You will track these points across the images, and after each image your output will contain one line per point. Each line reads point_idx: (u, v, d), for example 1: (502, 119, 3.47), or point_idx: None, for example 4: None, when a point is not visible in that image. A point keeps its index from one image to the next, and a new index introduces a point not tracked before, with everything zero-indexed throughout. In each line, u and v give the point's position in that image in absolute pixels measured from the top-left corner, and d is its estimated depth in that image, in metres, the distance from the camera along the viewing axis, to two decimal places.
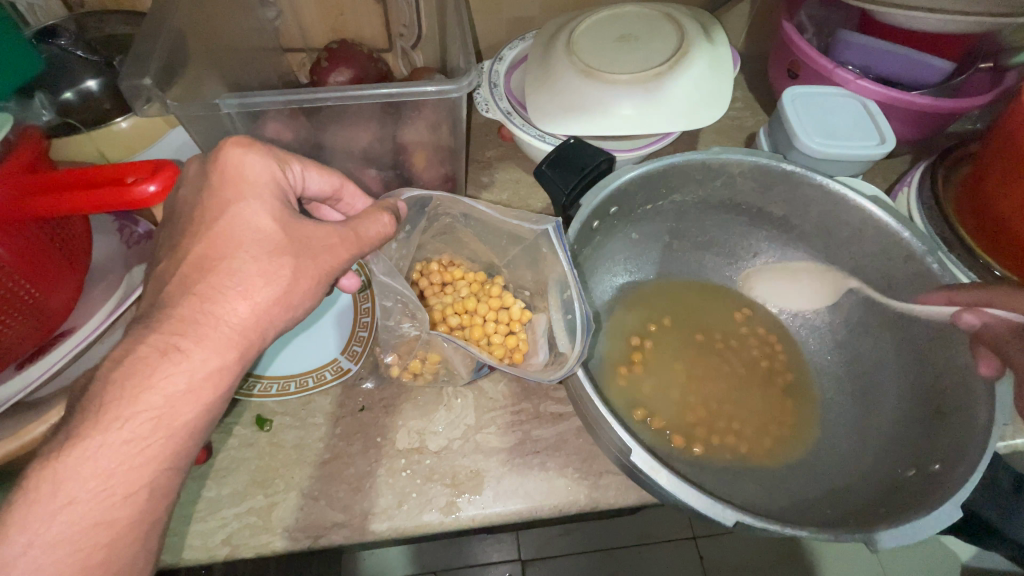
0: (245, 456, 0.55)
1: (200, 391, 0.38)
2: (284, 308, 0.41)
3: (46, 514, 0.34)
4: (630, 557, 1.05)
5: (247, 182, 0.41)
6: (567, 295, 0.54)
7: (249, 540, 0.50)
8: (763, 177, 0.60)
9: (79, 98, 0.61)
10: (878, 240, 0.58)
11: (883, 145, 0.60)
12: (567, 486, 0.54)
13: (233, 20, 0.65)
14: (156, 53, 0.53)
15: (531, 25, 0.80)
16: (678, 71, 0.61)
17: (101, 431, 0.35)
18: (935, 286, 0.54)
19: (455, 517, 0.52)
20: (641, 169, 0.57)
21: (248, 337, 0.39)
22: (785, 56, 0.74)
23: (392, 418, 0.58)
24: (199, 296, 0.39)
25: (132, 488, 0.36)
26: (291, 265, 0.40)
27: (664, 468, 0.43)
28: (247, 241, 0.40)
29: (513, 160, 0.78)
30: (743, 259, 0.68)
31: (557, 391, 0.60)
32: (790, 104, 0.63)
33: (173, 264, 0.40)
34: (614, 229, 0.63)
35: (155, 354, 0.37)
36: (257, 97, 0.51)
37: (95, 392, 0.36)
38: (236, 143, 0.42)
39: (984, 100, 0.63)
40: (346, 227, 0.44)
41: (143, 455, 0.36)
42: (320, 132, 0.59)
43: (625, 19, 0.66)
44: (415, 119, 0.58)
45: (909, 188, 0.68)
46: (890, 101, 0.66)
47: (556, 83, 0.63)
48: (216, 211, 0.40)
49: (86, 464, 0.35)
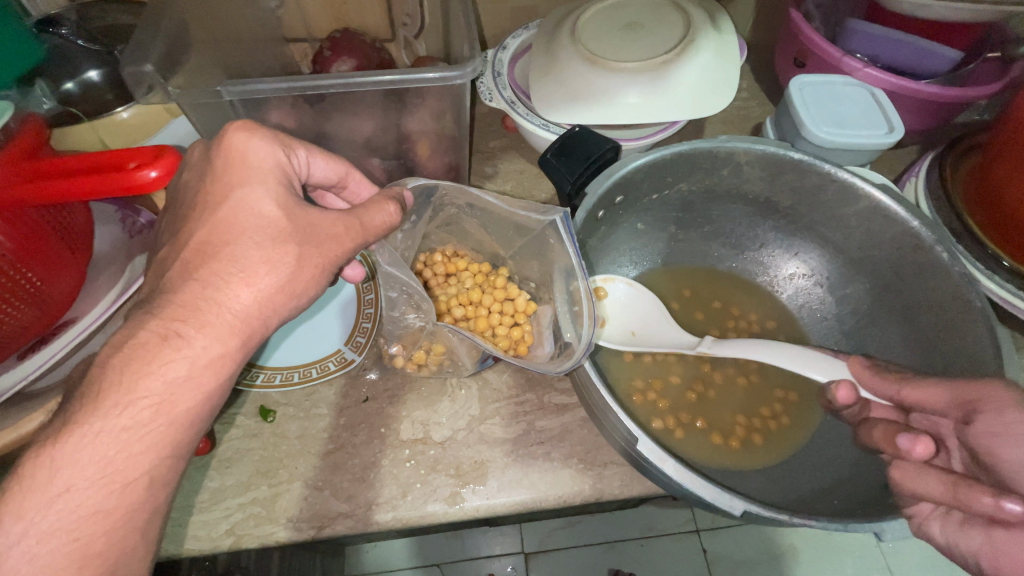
0: (248, 447, 0.55)
1: (201, 380, 0.37)
2: (287, 298, 0.40)
3: (40, 506, 0.33)
4: (633, 550, 1.05)
5: (250, 168, 0.41)
6: (573, 286, 0.53)
7: (253, 530, 0.50)
8: (770, 166, 0.59)
9: (80, 88, 0.62)
10: (887, 228, 0.57)
11: (892, 133, 0.59)
12: (571, 477, 0.54)
13: (235, 9, 0.65)
14: (157, 40, 0.52)
15: (535, 14, 0.79)
16: (685, 58, 0.60)
17: (100, 418, 0.35)
18: (946, 277, 0.53)
19: (460, 507, 0.52)
20: (646, 158, 0.56)
21: (250, 324, 0.39)
22: (792, 45, 0.73)
23: (397, 409, 0.57)
24: (201, 283, 0.38)
25: (131, 477, 0.35)
26: (295, 253, 0.40)
27: (670, 457, 0.42)
28: (251, 228, 0.39)
29: (516, 151, 0.77)
30: (748, 249, 0.68)
31: (561, 382, 0.59)
32: (798, 93, 0.63)
33: (175, 251, 0.40)
34: (619, 219, 0.62)
35: (155, 340, 0.36)
36: (259, 84, 0.51)
37: (94, 378, 0.36)
38: (240, 129, 0.42)
39: (993, 89, 0.63)
40: (350, 216, 0.43)
41: (142, 444, 0.36)
42: (323, 120, 0.58)
43: (629, 6, 0.65)
44: (417, 107, 0.57)
45: (916, 178, 0.67)
46: (898, 89, 0.65)
47: (560, 72, 0.62)
48: (220, 198, 0.40)
49: (83, 452, 0.34)
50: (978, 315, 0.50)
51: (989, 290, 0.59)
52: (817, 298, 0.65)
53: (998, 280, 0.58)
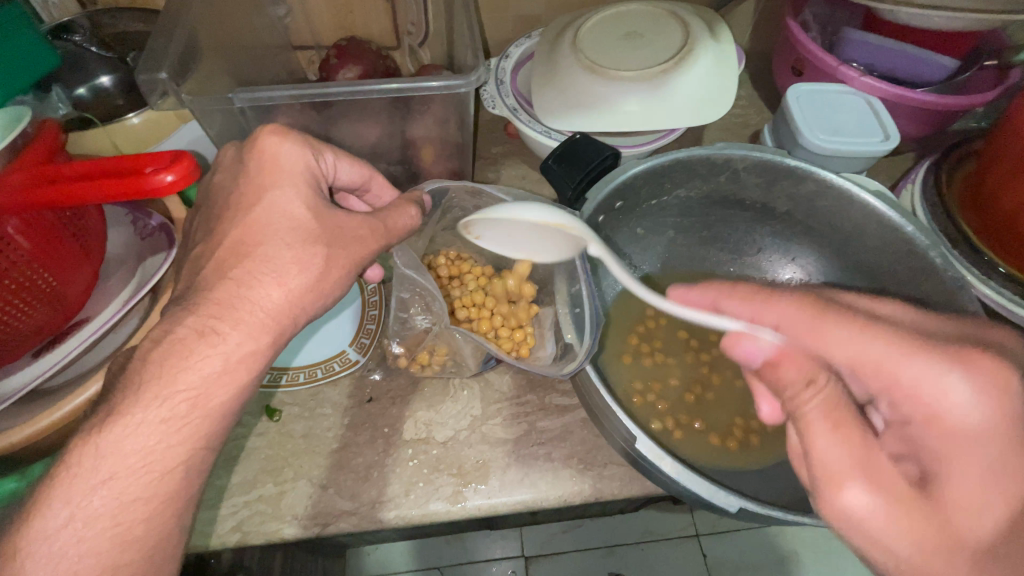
0: (255, 445, 0.56)
1: (233, 375, 0.38)
2: (315, 297, 0.41)
3: (86, 492, 0.34)
4: (633, 554, 1.05)
5: (281, 170, 0.42)
6: (574, 290, 0.54)
7: (260, 527, 0.51)
8: (766, 172, 0.60)
9: (91, 93, 0.65)
10: (879, 234, 0.58)
11: (887, 141, 0.61)
12: (571, 476, 0.54)
13: (244, 18, 0.66)
14: (170, 48, 0.54)
15: (537, 23, 0.80)
16: (683, 68, 0.62)
17: (140, 409, 0.36)
18: (938, 281, 0.54)
19: (462, 506, 0.53)
20: (645, 164, 0.57)
21: (281, 322, 0.40)
22: (790, 54, 0.74)
23: (402, 409, 0.58)
24: (235, 281, 0.39)
25: (169, 466, 0.36)
26: (324, 254, 0.41)
27: (667, 455, 0.43)
28: (281, 229, 0.40)
29: (518, 156, 0.79)
30: (746, 254, 0.70)
31: (563, 383, 0.60)
32: (795, 101, 0.64)
33: (210, 249, 0.41)
34: (619, 224, 0.63)
35: (192, 336, 0.38)
36: (270, 91, 0.52)
37: (134, 371, 0.37)
38: (272, 133, 0.43)
39: (988, 97, 0.64)
40: (375, 217, 0.45)
41: (178, 435, 0.36)
42: (331, 126, 0.59)
43: (629, 16, 0.67)
44: (425, 114, 0.59)
45: (913, 185, 0.68)
46: (894, 98, 0.66)
47: (561, 80, 0.64)
48: (253, 200, 0.41)
49: (127, 441, 0.35)
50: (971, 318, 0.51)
51: (986, 295, 0.59)
52: None
53: (993, 285, 0.59)
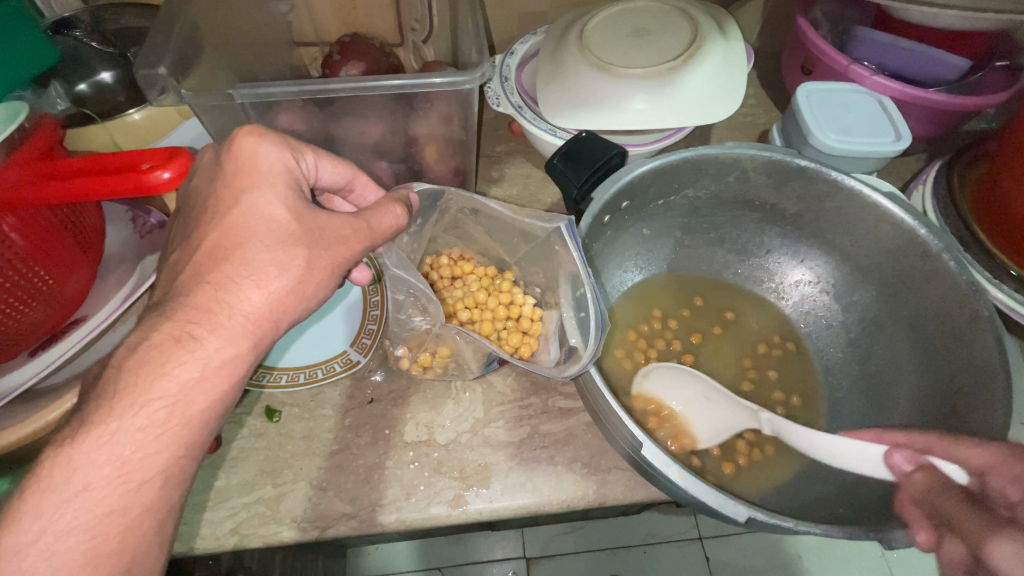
0: (254, 447, 0.55)
1: (214, 381, 0.38)
2: (297, 300, 0.41)
3: (57, 505, 0.34)
4: (635, 556, 1.04)
5: (258, 173, 0.41)
6: (580, 292, 0.54)
7: (258, 530, 0.51)
8: (776, 172, 0.60)
9: (94, 89, 0.63)
10: (894, 236, 0.57)
11: (898, 141, 0.59)
12: (576, 481, 0.54)
13: (248, 13, 0.65)
14: (170, 43, 0.53)
15: (543, 19, 0.79)
16: (691, 66, 0.61)
17: (116, 417, 0.35)
18: (952, 286, 0.53)
19: (464, 510, 0.52)
20: (652, 163, 0.56)
21: (261, 326, 0.39)
22: (801, 52, 0.73)
23: (401, 410, 0.58)
24: (214, 285, 0.38)
25: (147, 476, 0.36)
26: (305, 256, 0.40)
27: (675, 463, 0.42)
28: (261, 231, 0.40)
29: (523, 155, 0.78)
30: (755, 255, 0.68)
31: (566, 386, 0.59)
32: (805, 99, 0.63)
33: (188, 253, 0.40)
34: (624, 224, 0.62)
35: (169, 342, 0.37)
36: (270, 87, 0.51)
37: (110, 378, 0.36)
38: (249, 134, 0.42)
39: (1000, 98, 0.62)
40: (358, 218, 0.44)
41: (156, 444, 0.36)
42: (332, 123, 0.59)
43: (637, 14, 0.66)
44: (427, 111, 0.58)
45: (924, 186, 0.67)
46: (906, 98, 0.65)
47: (567, 76, 0.63)
48: (231, 202, 0.40)
49: (100, 452, 0.35)
50: (986, 324, 0.50)
51: (998, 299, 0.58)
52: (823, 306, 0.65)
53: (1006, 289, 0.57)
